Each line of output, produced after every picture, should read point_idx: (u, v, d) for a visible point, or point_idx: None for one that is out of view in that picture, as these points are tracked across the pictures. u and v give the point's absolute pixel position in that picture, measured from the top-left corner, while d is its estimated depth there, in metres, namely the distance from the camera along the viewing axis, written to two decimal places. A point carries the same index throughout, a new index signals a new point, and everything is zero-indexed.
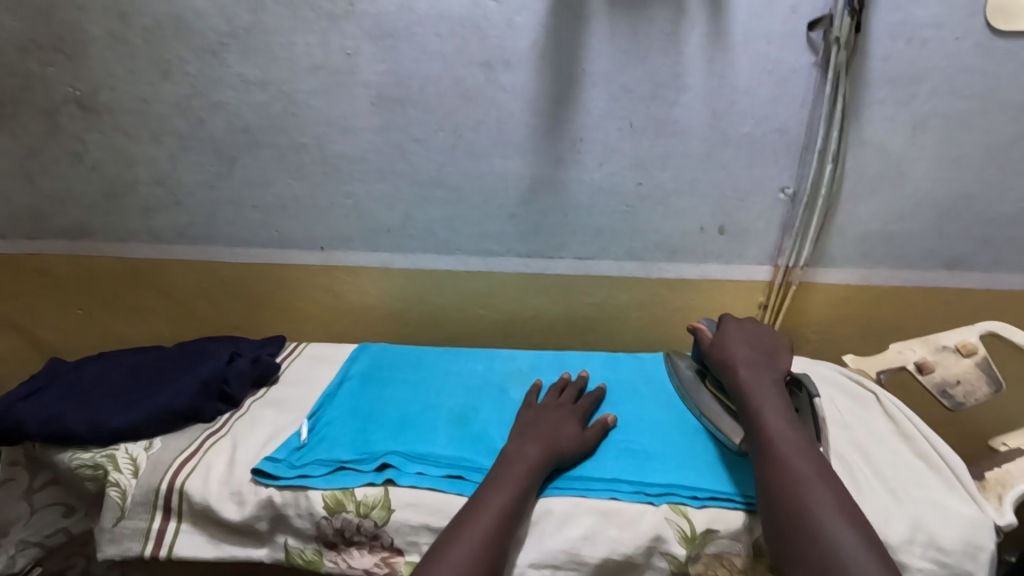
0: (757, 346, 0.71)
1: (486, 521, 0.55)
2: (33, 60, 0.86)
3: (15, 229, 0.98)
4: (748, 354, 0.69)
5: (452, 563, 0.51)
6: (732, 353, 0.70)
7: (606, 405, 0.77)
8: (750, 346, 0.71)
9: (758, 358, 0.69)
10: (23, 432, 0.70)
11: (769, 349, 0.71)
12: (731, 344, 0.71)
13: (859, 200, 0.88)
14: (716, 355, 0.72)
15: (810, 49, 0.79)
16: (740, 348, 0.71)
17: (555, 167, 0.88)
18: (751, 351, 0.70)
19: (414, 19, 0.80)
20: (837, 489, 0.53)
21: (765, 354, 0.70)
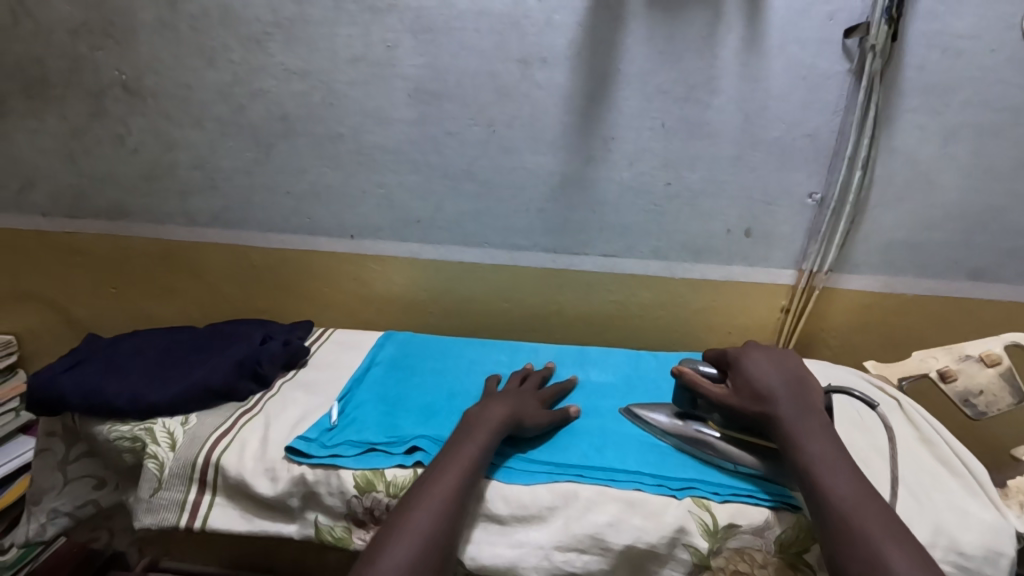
0: (783, 373, 0.66)
1: (451, 481, 0.57)
2: (83, 44, 0.88)
3: (55, 207, 1.01)
4: (790, 400, 0.63)
5: (416, 523, 0.53)
6: (771, 399, 0.63)
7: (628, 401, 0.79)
8: (775, 375, 0.66)
9: (792, 393, 0.64)
10: (65, 403, 0.74)
11: (794, 377, 0.66)
12: (764, 385, 0.65)
13: (887, 207, 0.89)
14: (750, 403, 0.64)
15: (846, 55, 0.80)
16: (779, 390, 0.64)
17: (585, 164, 0.89)
18: (779, 383, 0.65)
19: (454, 14, 0.82)
20: (858, 499, 0.53)
21: (795, 385, 0.65)
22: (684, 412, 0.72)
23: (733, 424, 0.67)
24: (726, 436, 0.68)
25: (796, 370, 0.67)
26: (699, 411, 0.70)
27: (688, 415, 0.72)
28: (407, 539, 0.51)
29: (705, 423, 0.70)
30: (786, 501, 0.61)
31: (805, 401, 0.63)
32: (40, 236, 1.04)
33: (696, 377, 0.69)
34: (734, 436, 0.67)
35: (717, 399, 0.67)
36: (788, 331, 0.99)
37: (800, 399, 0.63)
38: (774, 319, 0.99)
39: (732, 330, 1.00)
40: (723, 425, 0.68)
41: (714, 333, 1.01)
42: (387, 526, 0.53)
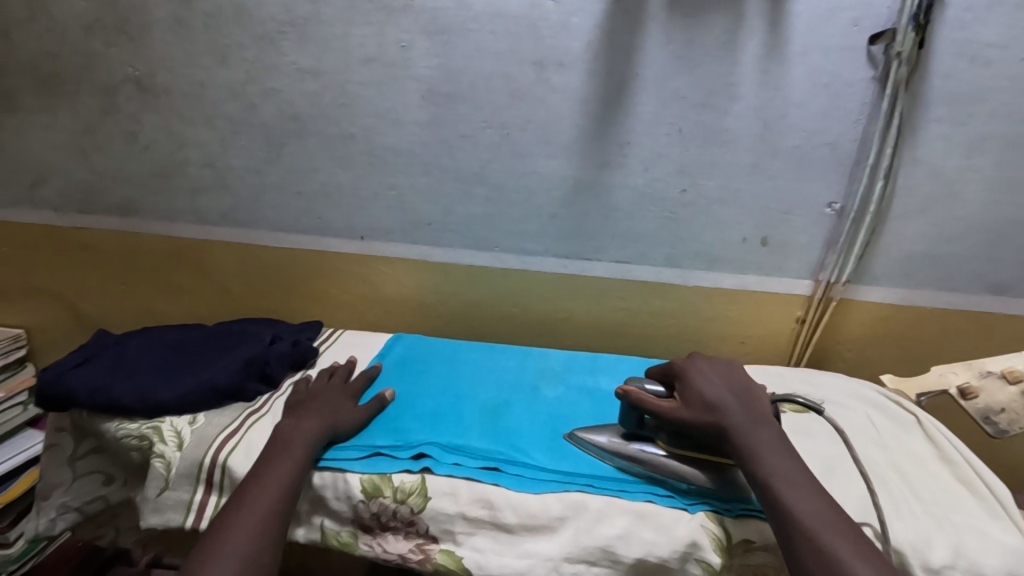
0: (729, 384, 0.64)
1: (276, 484, 0.59)
2: (97, 40, 0.88)
3: (66, 203, 1.01)
4: (741, 411, 0.61)
5: (241, 530, 0.55)
6: (722, 410, 0.61)
7: None
8: (720, 385, 0.64)
9: (741, 402, 0.62)
10: (74, 400, 0.74)
11: (740, 385, 0.64)
12: (710, 395, 0.63)
13: (907, 219, 0.87)
14: (702, 416, 0.61)
15: (869, 63, 0.78)
16: (730, 401, 0.62)
17: (600, 169, 0.88)
18: (726, 392, 0.63)
19: (470, 16, 0.81)
20: (825, 519, 0.51)
21: (742, 395, 0.63)
22: (630, 433, 0.68)
23: (680, 441, 0.64)
24: (675, 454, 0.65)
25: (741, 378, 0.65)
26: (647, 430, 0.67)
27: (634, 435, 0.68)
28: (239, 540, 0.54)
29: (653, 443, 0.66)
30: None
31: (755, 410, 0.61)
32: (50, 232, 1.04)
33: (643, 395, 0.65)
34: (684, 453, 0.64)
35: (667, 416, 0.63)
36: (803, 342, 0.97)
37: (748, 407, 0.61)
38: (788, 329, 0.97)
39: (745, 340, 0.98)
40: (671, 444, 0.65)
41: (728, 343, 0.99)
42: (206, 534, 0.55)
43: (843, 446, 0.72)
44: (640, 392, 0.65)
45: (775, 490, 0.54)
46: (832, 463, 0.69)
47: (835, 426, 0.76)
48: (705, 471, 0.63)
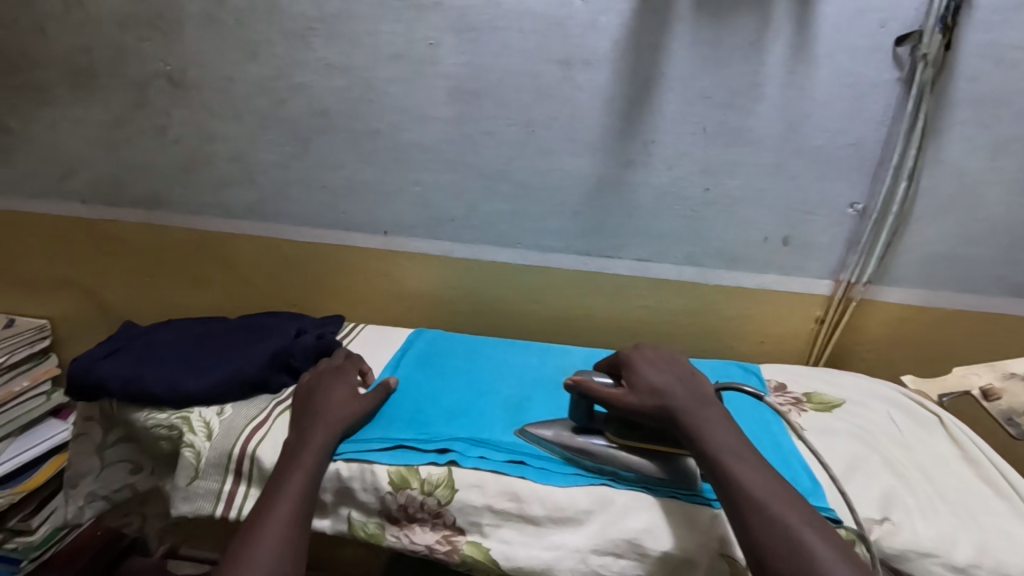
0: (671, 369, 0.67)
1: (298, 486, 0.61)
2: (130, 35, 0.90)
3: (94, 196, 1.03)
4: (685, 392, 0.63)
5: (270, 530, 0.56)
6: (668, 392, 0.64)
7: None
8: (665, 372, 0.66)
9: (685, 385, 0.64)
10: (105, 389, 0.76)
11: (685, 371, 0.67)
12: (654, 379, 0.65)
13: (929, 220, 0.87)
14: (649, 400, 0.63)
15: (896, 64, 0.78)
16: (675, 385, 0.64)
17: (623, 167, 0.89)
18: (670, 378, 0.65)
19: (498, 14, 0.82)
20: (773, 490, 0.53)
21: (685, 380, 0.66)
22: (580, 428, 0.69)
23: (628, 431, 0.66)
24: (623, 446, 0.65)
25: (683, 367, 0.68)
26: (596, 423, 0.68)
27: (583, 429, 0.68)
28: (267, 538, 0.55)
29: (602, 436, 0.67)
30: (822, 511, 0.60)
31: (698, 392, 0.64)
32: (77, 224, 1.05)
33: (592, 384, 0.67)
34: (631, 444, 0.65)
35: (616, 402, 0.65)
36: (822, 341, 0.97)
37: (691, 389, 0.64)
38: (808, 329, 0.97)
39: (764, 340, 0.98)
40: (619, 435, 0.66)
41: (746, 342, 0.99)
42: (233, 542, 0.56)
43: (863, 444, 0.72)
44: (589, 381, 0.67)
45: (725, 464, 0.56)
46: (857, 462, 0.69)
47: (854, 424, 0.76)
48: (654, 460, 0.64)
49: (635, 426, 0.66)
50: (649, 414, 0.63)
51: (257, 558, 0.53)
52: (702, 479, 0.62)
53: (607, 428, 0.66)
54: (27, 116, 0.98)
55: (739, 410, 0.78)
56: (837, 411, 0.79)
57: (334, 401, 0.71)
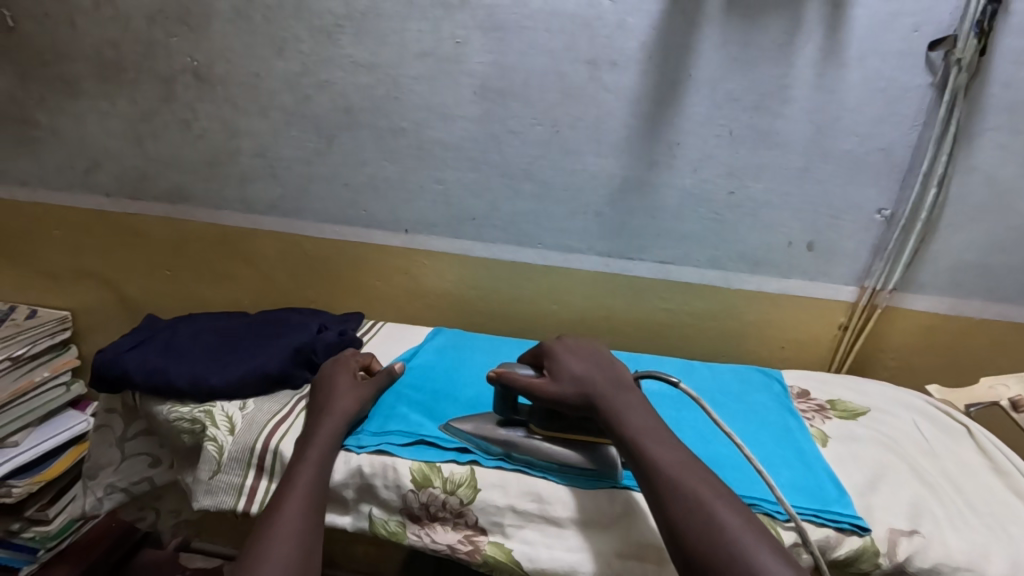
0: (589, 357, 0.67)
1: (308, 483, 0.60)
2: (159, 30, 0.91)
3: (119, 189, 1.04)
4: (604, 378, 0.64)
5: (285, 526, 0.55)
6: (589, 380, 0.64)
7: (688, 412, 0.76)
8: (587, 361, 0.66)
9: (604, 372, 0.65)
10: (129, 380, 0.77)
11: (604, 359, 0.67)
12: (572, 366, 0.66)
13: (959, 228, 0.86)
14: (571, 388, 0.64)
15: (928, 69, 0.77)
16: (594, 372, 0.65)
17: (648, 169, 0.88)
18: (591, 366, 0.66)
19: (526, 13, 0.82)
20: (684, 466, 0.54)
21: (605, 366, 0.66)
22: (505, 419, 0.69)
23: (550, 421, 0.66)
24: (546, 438, 0.66)
25: (604, 356, 0.68)
26: (519, 415, 0.68)
27: (508, 421, 0.69)
28: (284, 534, 0.55)
29: (525, 427, 0.67)
30: (848, 520, 0.59)
31: (618, 377, 0.65)
32: (101, 217, 1.06)
33: (514, 375, 0.66)
34: (554, 435, 0.66)
35: (536, 393, 0.65)
36: (844, 349, 0.96)
37: (609, 375, 0.65)
38: (830, 336, 0.96)
39: (785, 345, 0.97)
40: (542, 426, 0.66)
41: (767, 347, 0.98)
42: (250, 540, 0.54)
43: (889, 451, 0.71)
44: (512, 372, 0.67)
45: (640, 445, 0.57)
46: (884, 470, 0.68)
47: (881, 430, 0.75)
48: (577, 450, 0.65)
49: (558, 416, 0.66)
50: (570, 403, 0.63)
51: (277, 554, 0.53)
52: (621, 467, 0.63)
53: (530, 420, 0.67)
54: (55, 108, 0.99)
55: (661, 404, 0.77)
56: (862, 419, 0.78)
57: (355, 397, 0.71)
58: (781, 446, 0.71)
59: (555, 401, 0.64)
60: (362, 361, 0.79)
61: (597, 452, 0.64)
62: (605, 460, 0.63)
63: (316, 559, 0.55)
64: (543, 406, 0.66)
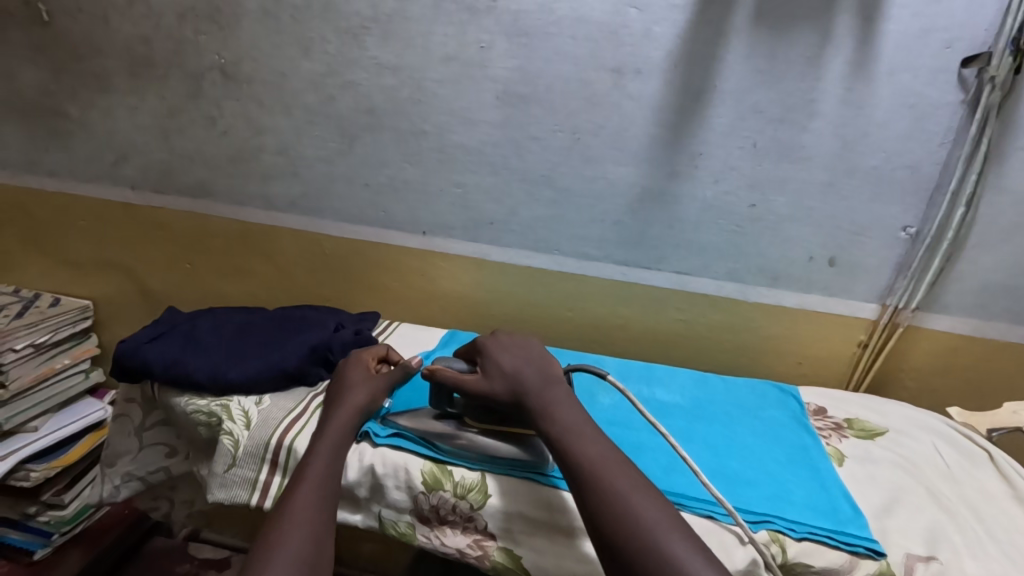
0: (518, 352, 0.66)
1: (320, 474, 0.61)
2: (189, 28, 0.92)
3: (144, 182, 1.05)
4: (534, 373, 0.64)
5: (294, 523, 0.55)
6: (518, 376, 0.64)
7: (695, 423, 0.75)
8: (517, 355, 0.66)
9: (535, 368, 0.64)
10: (149, 371, 0.79)
11: (535, 352, 0.67)
12: (500, 360, 0.66)
13: (986, 249, 0.85)
14: (499, 385, 0.64)
15: (960, 87, 0.76)
16: (521, 368, 0.64)
17: (669, 178, 0.88)
18: (521, 361, 0.65)
19: (553, 20, 0.82)
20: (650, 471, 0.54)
21: (536, 361, 0.66)
22: (441, 413, 0.69)
23: (483, 415, 0.67)
24: (481, 430, 0.67)
25: (534, 348, 0.67)
26: (454, 408, 0.68)
27: (443, 414, 0.69)
28: (295, 529, 0.55)
29: (460, 421, 0.68)
30: (864, 544, 0.58)
31: (548, 372, 0.64)
32: (126, 209, 1.08)
33: (448, 372, 0.66)
34: (489, 427, 0.67)
35: (469, 389, 0.65)
36: (863, 366, 0.94)
37: (540, 370, 0.64)
38: (849, 353, 0.94)
39: (801, 360, 0.96)
40: (477, 419, 0.67)
41: (783, 362, 0.96)
42: (261, 532, 0.55)
43: (905, 474, 0.70)
44: (445, 369, 0.67)
45: (620, 455, 0.56)
46: (900, 493, 0.66)
47: (897, 452, 0.74)
48: (510, 443, 0.66)
49: (492, 410, 0.67)
50: (499, 400, 0.63)
51: (289, 543, 0.53)
52: (551, 461, 0.65)
53: (465, 414, 0.68)
54: (86, 101, 1.01)
55: (618, 411, 0.76)
56: (879, 439, 0.77)
57: (371, 392, 0.71)
58: (796, 462, 0.70)
59: (486, 399, 0.64)
60: (378, 354, 0.79)
61: (528, 445, 0.66)
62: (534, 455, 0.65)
63: (328, 550, 0.56)
64: (475, 401, 0.66)
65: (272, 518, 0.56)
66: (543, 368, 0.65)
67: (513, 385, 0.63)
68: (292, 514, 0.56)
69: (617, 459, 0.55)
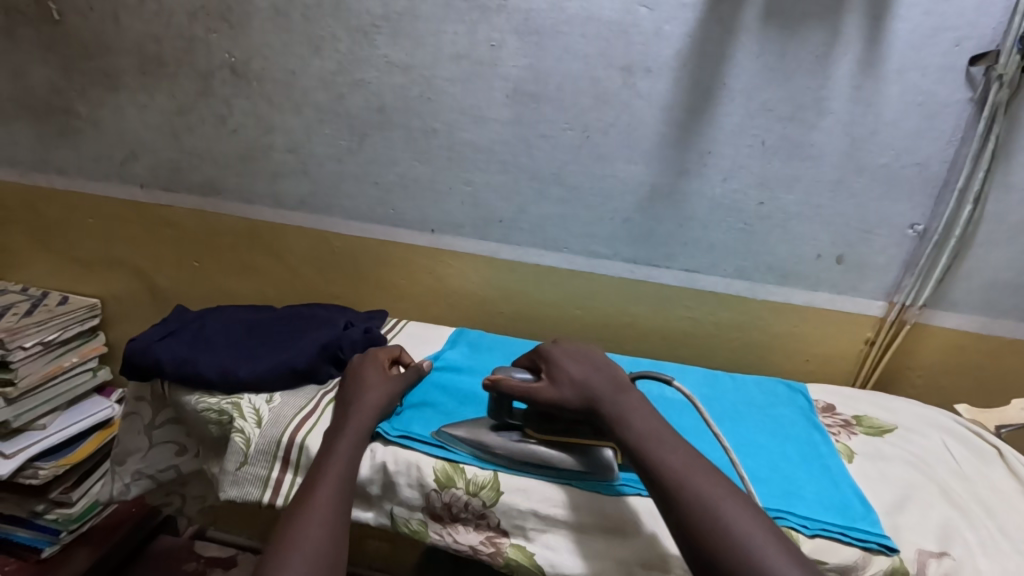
0: (584, 360, 0.67)
1: (338, 472, 0.61)
2: (199, 26, 0.93)
3: (153, 180, 1.06)
4: (604, 380, 0.64)
5: (309, 519, 0.56)
6: (589, 383, 0.64)
7: (726, 423, 0.76)
8: (583, 363, 0.67)
9: (604, 375, 0.65)
10: (159, 369, 0.79)
11: (600, 360, 0.67)
12: (567, 368, 0.66)
13: (994, 246, 0.85)
14: (570, 392, 0.64)
15: (968, 85, 0.77)
16: (591, 375, 0.65)
17: (678, 176, 0.88)
18: (589, 369, 0.66)
19: (563, 18, 0.82)
20: (665, 464, 0.54)
21: (603, 368, 0.66)
22: (500, 424, 0.68)
23: (545, 425, 0.66)
24: (543, 442, 0.66)
25: (598, 356, 0.68)
26: (515, 419, 0.68)
27: (502, 425, 0.68)
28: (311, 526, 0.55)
29: (520, 432, 0.67)
30: (876, 541, 0.59)
31: (616, 379, 0.65)
32: (134, 207, 1.08)
33: (512, 382, 0.66)
34: (550, 438, 0.66)
35: (538, 397, 0.65)
36: (870, 363, 0.94)
37: (609, 377, 0.65)
38: (856, 351, 0.94)
39: (809, 358, 0.96)
40: (538, 429, 0.66)
41: (791, 360, 0.97)
42: (276, 529, 0.55)
43: (916, 471, 0.70)
44: (509, 379, 0.67)
45: (635, 449, 0.57)
46: (912, 490, 0.67)
47: (910, 450, 0.74)
48: (571, 454, 0.64)
49: (556, 420, 0.66)
50: (572, 408, 0.63)
51: (306, 542, 0.54)
52: (614, 475, 0.62)
53: (526, 424, 0.67)
54: (96, 100, 1.01)
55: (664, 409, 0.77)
56: (888, 436, 0.77)
57: (386, 394, 0.72)
58: (806, 460, 0.70)
59: (557, 407, 0.64)
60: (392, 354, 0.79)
61: (589, 458, 0.63)
62: (595, 469, 0.63)
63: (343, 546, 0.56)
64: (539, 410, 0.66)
65: (286, 516, 0.57)
66: (611, 374, 0.65)
67: (585, 393, 0.63)
68: (306, 512, 0.56)
69: (642, 454, 0.56)
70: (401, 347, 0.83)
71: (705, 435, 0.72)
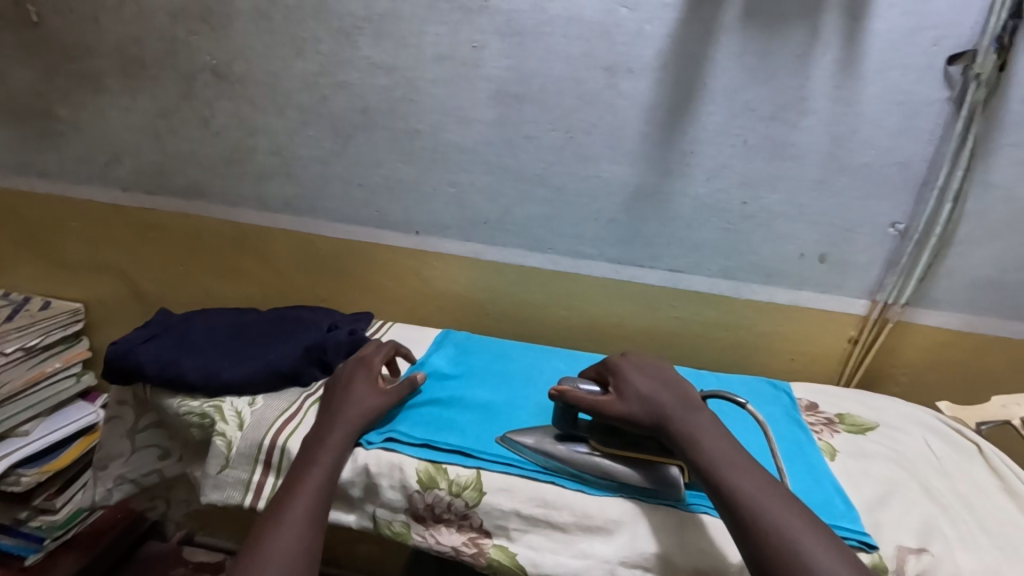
0: (654, 376, 0.66)
1: (320, 475, 0.61)
2: (181, 28, 0.92)
3: (136, 183, 1.05)
4: (673, 397, 0.63)
5: (284, 524, 0.56)
6: (659, 399, 0.63)
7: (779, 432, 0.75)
8: (652, 379, 0.66)
9: (671, 391, 0.64)
10: (141, 373, 0.78)
11: (670, 376, 0.67)
12: (635, 383, 0.66)
13: (974, 244, 0.86)
14: (638, 407, 0.63)
15: (946, 84, 0.77)
16: (660, 391, 0.64)
17: (662, 176, 0.88)
18: (658, 385, 0.65)
19: (545, 19, 0.82)
20: None
21: (674, 385, 0.65)
22: (565, 435, 0.67)
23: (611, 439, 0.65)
24: (607, 455, 0.64)
25: (669, 372, 0.68)
26: (579, 431, 0.67)
27: (566, 436, 0.67)
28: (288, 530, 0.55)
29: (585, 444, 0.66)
30: (855, 537, 0.59)
31: (686, 397, 0.64)
32: (117, 209, 1.07)
33: (579, 393, 0.66)
34: (617, 452, 0.64)
35: (605, 410, 0.64)
36: (854, 362, 0.95)
37: (677, 394, 0.64)
38: (841, 349, 0.95)
39: (795, 357, 0.97)
40: (603, 442, 0.65)
41: (777, 359, 0.97)
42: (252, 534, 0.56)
43: (899, 468, 0.71)
44: (576, 391, 0.66)
45: None
46: (894, 487, 0.67)
47: (894, 447, 0.75)
48: (637, 469, 0.63)
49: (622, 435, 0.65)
50: (638, 423, 0.63)
51: (285, 553, 0.53)
52: (679, 492, 0.61)
53: (593, 437, 0.66)
54: (77, 102, 1.01)
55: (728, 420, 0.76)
56: (871, 433, 0.77)
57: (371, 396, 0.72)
58: (792, 458, 0.70)
59: (626, 421, 0.63)
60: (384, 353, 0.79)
61: (657, 475, 0.62)
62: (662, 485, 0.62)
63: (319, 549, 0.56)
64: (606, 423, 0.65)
65: (261, 521, 0.57)
66: (679, 391, 0.65)
67: (653, 408, 0.63)
68: (282, 516, 0.57)
69: None
70: (390, 342, 0.82)
71: (757, 446, 0.72)
